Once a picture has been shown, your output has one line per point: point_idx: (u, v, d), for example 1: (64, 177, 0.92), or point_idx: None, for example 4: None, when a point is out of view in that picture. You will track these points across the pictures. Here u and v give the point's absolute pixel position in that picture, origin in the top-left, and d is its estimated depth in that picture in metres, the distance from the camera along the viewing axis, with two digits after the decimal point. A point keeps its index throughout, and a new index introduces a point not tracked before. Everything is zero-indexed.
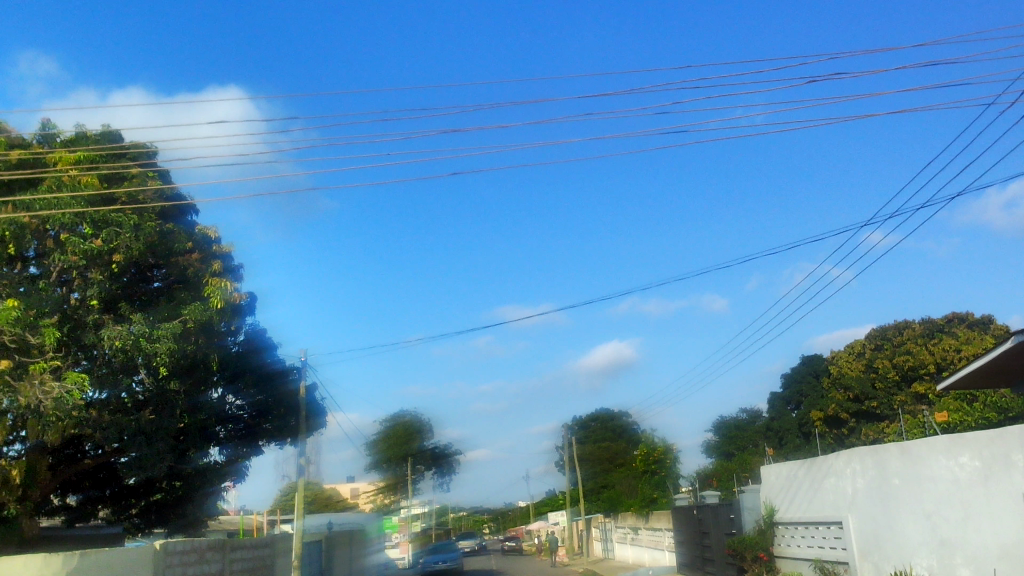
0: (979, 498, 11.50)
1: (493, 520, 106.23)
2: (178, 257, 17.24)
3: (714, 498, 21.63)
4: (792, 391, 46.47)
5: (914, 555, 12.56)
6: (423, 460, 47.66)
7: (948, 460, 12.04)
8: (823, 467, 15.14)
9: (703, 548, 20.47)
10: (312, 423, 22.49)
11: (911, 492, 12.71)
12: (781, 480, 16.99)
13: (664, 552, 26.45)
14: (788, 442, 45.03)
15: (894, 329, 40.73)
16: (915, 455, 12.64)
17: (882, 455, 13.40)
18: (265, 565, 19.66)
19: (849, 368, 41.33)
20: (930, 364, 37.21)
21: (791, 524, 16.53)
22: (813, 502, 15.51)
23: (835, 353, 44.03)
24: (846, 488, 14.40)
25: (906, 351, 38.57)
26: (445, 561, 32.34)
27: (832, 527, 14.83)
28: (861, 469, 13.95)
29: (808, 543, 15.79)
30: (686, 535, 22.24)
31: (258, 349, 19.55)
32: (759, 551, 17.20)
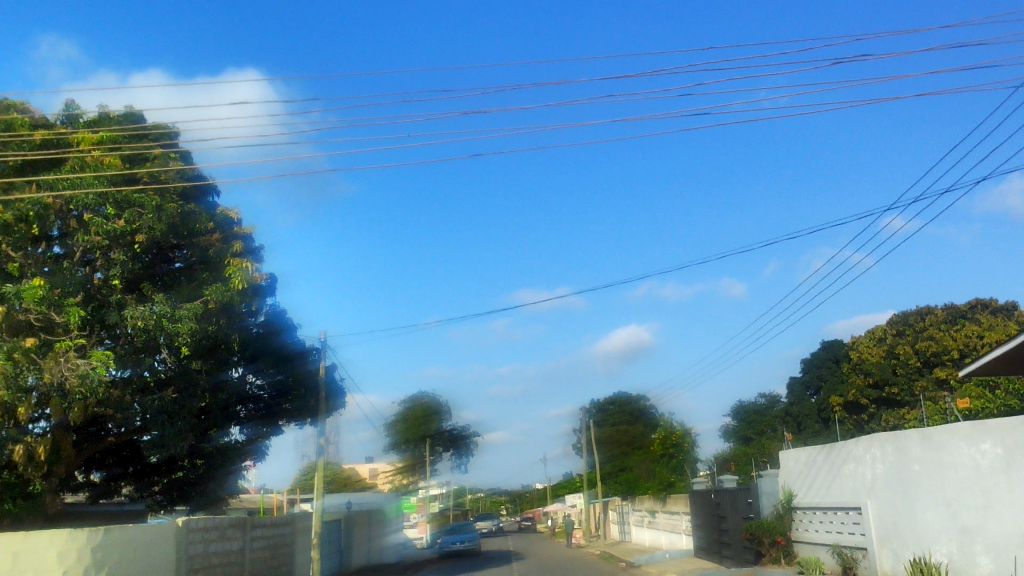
0: (1000, 486, 11.44)
1: (508, 503, 106.40)
2: (199, 237, 17.34)
3: (732, 483, 21.54)
4: (812, 376, 46.21)
5: (934, 542, 12.48)
6: (441, 441, 47.99)
7: (970, 447, 11.96)
8: (843, 453, 15.02)
9: (720, 532, 20.46)
10: (331, 404, 22.69)
11: (932, 479, 12.59)
12: (800, 466, 16.90)
13: (682, 535, 26.43)
14: (806, 427, 44.86)
15: (917, 314, 40.38)
16: (937, 441, 12.54)
17: (903, 440, 13.30)
18: (284, 544, 19.85)
19: (869, 354, 40.98)
20: (952, 350, 36.89)
21: (811, 509, 16.44)
22: (832, 487, 15.47)
23: (857, 339, 43.65)
24: (865, 473, 14.33)
25: (928, 338, 38.30)
26: (463, 543, 32.38)
27: (851, 513, 14.77)
28: (881, 454, 13.84)
29: (827, 528, 15.69)
30: (703, 520, 22.24)
31: (279, 330, 19.73)
32: (778, 536, 17.14)
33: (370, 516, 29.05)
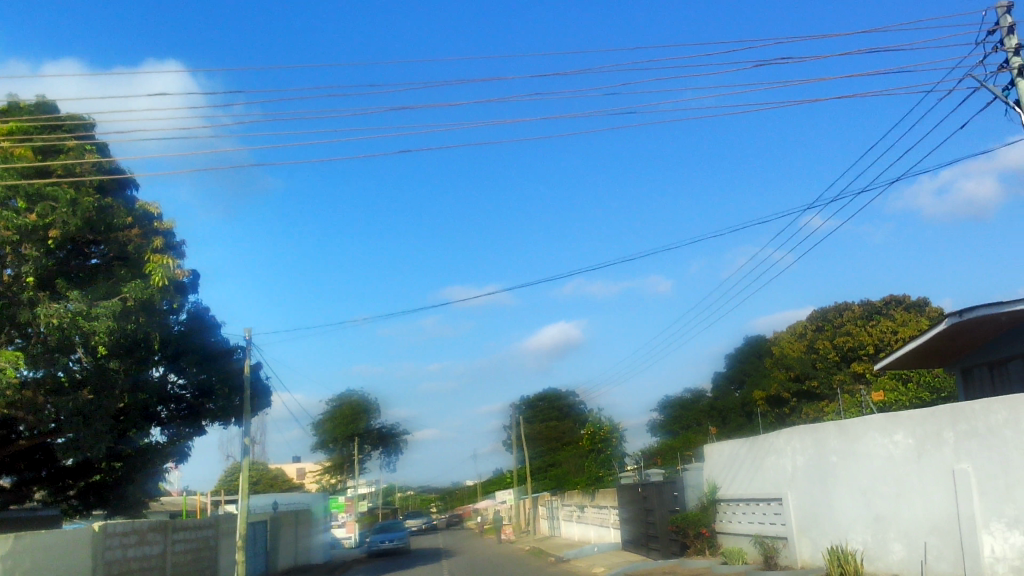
0: (911, 475, 11.95)
1: (439, 500, 106.20)
2: (117, 232, 16.74)
3: (658, 476, 21.95)
4: (736, 371, 47.72)
5: (850, 530, 12.93)
6: (370, 440, 47.63)
7: (883, 438, 12.45)
8: (764, 446, 15.43)
9: (647, 524, 20.81)
10: (256, 404, 22.24)
11: (848, 469, 13.04)
12: (724, 459, 17.27)
13: (610, 529, 26.71)
14: (730, 420, 45.06)
15: (835, 310, 41.83)
16: (852, 433, 12.98)
17: (821, 432, 13.73)
18: (207, 547, 19.36)
19: (790, 349, 42.22)
20: (868, 345, 38.29)
21: (734, 501, 16.85)
22: (754, 479, 15.85)
23: (778, 334, 44.99)
24: (786, 465, 14.73)
25: (846, 333, 39.72)
26: (391, 542, 32.07)
27: (772, 504, 15.16)
28: (801, 447, 14.25)
29: (749, 519, 16.11)
30: (631, 513, 22.57)
31: (200, 329, 19.37)
32: (701, 528, 17.70)
33: (298, 516, 28.57)
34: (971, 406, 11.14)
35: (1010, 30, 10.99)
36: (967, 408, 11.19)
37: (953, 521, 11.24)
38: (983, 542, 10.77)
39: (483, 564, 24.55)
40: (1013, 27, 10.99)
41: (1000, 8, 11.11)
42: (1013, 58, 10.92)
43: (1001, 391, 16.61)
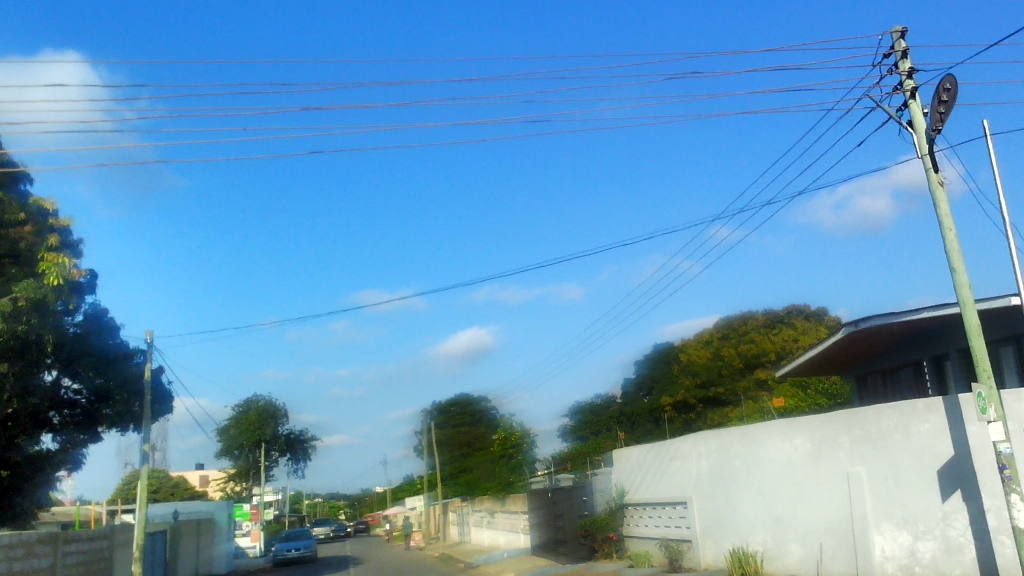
0: (808, 478, 12.42)
1: (347, 507, 104.76)
2: (8, 228, 15.84)
3: (568, 481, 22.12)
4: (645, 378, 48.65)
5: (751, 532, 13.30)
6: (277, 446, 46.62)
7: (783, 442, 12.87)
8: (670, 450, 15.75)
9: (557, 529, 20.94)
10: (156, 410, 21.48)
11: (750, 473, 13.43)
12: (632, 463, 17.53)
13: (519, 534, 26.84)
14: (639, 426, 45.92)
15: (740, 319, 43.29)
16: (754, 437, 13.39)
17: (725, 437, 14.09)
18: (101, 559, 18.55)
19: (697, 356, 43.35)
20: (771, 352, 39.68)
21: (641, 505, 17.14)
22: (661, 483, 16.15)
23: (686, 342, 46.14)
24: (691, 469, 15.06)
25: (750, 340, 41.06)
26: (298, 550, 31.42)
27: (677, 507, 15.47)
28: (705, 452, 14.60)
29: (656, 523, 16.40)
30: (541, 518, 22.69)
31: (98, 331, 18.49)
32: (610, 532, 18.00)
33: (199, 525, 27.65)
34: (865, 411, 11.79)
35: (904, 53, 11.55)
36: (861, 413, 11.84)
37: (846, 522, 11.76)
38: (875, 542, 11.37)
39: (393, 567, 26.47)
40: (907, 51, 11.56)
41: (895, 32, 11.64)
42: (907, 80, 11.47)
43: (892, 396, 17.50)
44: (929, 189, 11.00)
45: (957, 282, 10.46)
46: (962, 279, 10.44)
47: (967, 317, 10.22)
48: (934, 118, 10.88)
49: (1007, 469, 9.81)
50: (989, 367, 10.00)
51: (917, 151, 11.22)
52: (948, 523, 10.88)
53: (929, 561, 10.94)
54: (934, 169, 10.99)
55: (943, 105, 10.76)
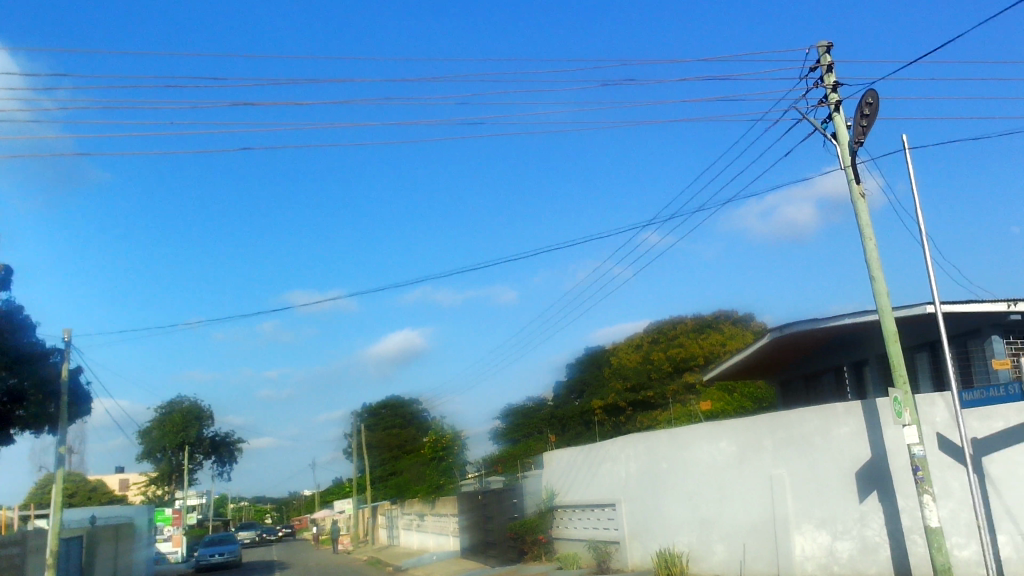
0: (733, 480, 12.67)
1: (274, 510, 102.90)
2: None
3: (498, 484, 22.09)
4: (576, 381, 49.04)
5: (677, 534, 13.49)
6: (201, 448, 45.47)
7: (709, 445, 13.12)
8: (600, 453, 15.87)
9: (486, 531, 20.92)
10: (73, 411, 20.72)
11: (677, 476, 13.63)
12: (562, 466, 17.62)
13: (449, 537, 26.73)
14: (569, 428, 46.24)
15: (669, 323, 43.96)
16: (682, 440, 13.60)
17: (653, 440, 14.26)
18: (12, 566, 17.82)
19: (628, 359, 43.88)
20: (699, 356, 40.46)
21: (570, 507, 17.24)
22: (590, 485, 16.28)
23: (617, 345, 46.65)
24: (619, 471, 15.20)
25: (679, 345, 41.77)
26: (222, 555, 30.70)
27: (606, 509, 15.61)
28: (634, 454, 14.75)
29: (585, 525, 16.52)
30: (470, 521, 22.64)
31: (12, 329, 17.74)
32: (539, 534, 18.12)
33: (117, 530, 26.78)
34: (789, 415, 12.10)
35: (829, 68, 11.90)
36: (785, 417, 12.13)
37: (769, 523, 12.04)
38: (795, 543, 11.67)
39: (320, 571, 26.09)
40: (832, 66, 11.91)
41: (821, 47, 11.99)
42: (832, 93, 11.82)
43: (813, 401, 18.02)
44: (851, 200, 11.35)
45: (877, 290, 10.81)
46: (881, 287, 10.80)
47: (886, 324, 10.56)
48: (856, 132, 11.23)
49: (921, 471, 10.17)
50: (906, 372, 10.35)
51: (840, 163, 11.56)
52: (865, 523, 11.24)
53: (847, 560, 11.27)
54: (855, 181, 11.35)
55: (865, 119, 11.12)
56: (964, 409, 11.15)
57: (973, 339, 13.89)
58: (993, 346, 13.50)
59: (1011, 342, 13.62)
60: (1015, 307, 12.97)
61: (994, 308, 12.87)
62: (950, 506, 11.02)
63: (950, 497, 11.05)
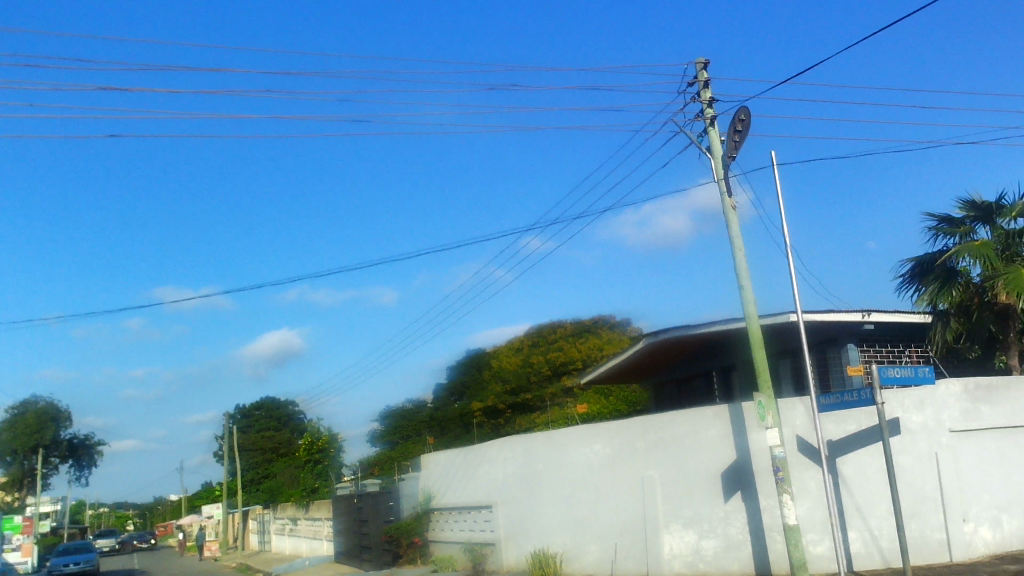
0: (606, 481, 12.97)
1: (136, 517, 98.00)
2: None
3: (374, 486, 21.75)
4: (456, 383, 48.96)
5: (551, 534, 13.66)
6: (56, 451, 42.81)
7: (584, 448, 13.37)
8: (478, 455, 15.91)
9: (361, 535, 20.59)
10: None
11: (552, 477, 13.82)
12: (439, 468, 17.54)
13: (322, 542, 26.15)
14: (448, 431, 46.20)
15: (549, 327, 44.54)
16: (558, 442, 13.80)
17: (529, 443, 14.39)
18: None
19: (507, 362, 44.08)
20: (577, 361, 41.26)
21: (447, 509, 17.21)
22: (467, 487, 16.29)
23: (497, 348, 46.86)
24: (496, 473, 15.27)
25: (559, 349, 42.42)
26: (77, 564, 29.00)
27: (482, 512, 15.65)
28: (511, 456, 14.84)
29: (460, 527, 16.54)
30: (345, 524, 22.23)
31: None
32: (414, 537, 18.02)
33: None
34: (660, 418, 12.49)
35: (705, 84, 12.37)
36: (656, 420, 12.53)
37: (639, 523, 12.41)
38: (664, 542, 12.06)
39: None
40: (708, 82, 12.39)
41: (698, 63, 12.45)
42: (708, 108, 12.29)
43: (685, 405, 18.67)
44: (723, 212, 11.83)
45: (744, 298, 11.31)
46: (748, 296, 11.30)
47: (752, 330, 11.06)
48: (729, 146, 11.72)
49: (781, 471, 10.68)
50: (769, 377, 10.85)
51: (714, 175, 12.02)
52: (729, 521, 11.72)
53: (711, 558, 11.72)
54: (727, 194, 11.83)
55: (738, 135, 11.61)
56: (821, 414, 11.82)
57: (831, 347, 14.76)
58: (848, 353, 14.40)
59: (864, 350, 14.57)
60: (869, 317, 13.85)
61: (851, 318, 13.70)
62: (807, 504, 11.65)
63: (807, 496, 11.67)
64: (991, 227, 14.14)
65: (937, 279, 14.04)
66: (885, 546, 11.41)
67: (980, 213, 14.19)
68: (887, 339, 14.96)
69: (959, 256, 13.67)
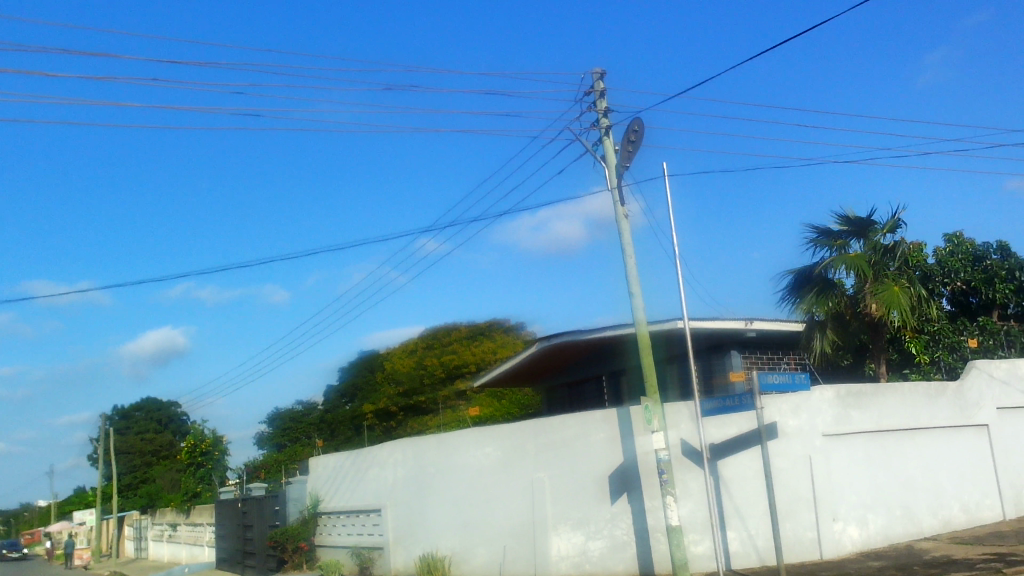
0: (497, 484, 13.02)
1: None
2: None
3: (260, 489, 21.11)
4: (347, 385, 48.12)
5: (440, 538, 13.60)
6: None
7: (475, 451, 13.38)
8: (368, 458, 15.70)
9: (245, 541, 19.98)
10: None
11: (442, 480, 13.76)
12: (328, 471, 17.20)
13: (204, 548, 25.27)
14: (340, 434, 45.49)
15: (444, 329, 44.35)
16: (448, 445, 13.76)
17: (421, 445, 14.28)
18: None
19: (401, 364, 43.59)
20: (471, 364, 41.18)
21: (334, 513, 16.93)
22: (356, 490, 16.05)
23: (390, 351, 46.23)
24: (386, 477, 15.08)
25: (453, 352, 42.21)
26: None
27: (371, 515, 15.44)
28: (401, 458, 14.70)
29: (348, 531, 16.28)
30: (228, 530, 21.52)
31: None
32: (300, 541, 17.39)
33: None
34: (550, 421, 12.65)
35: (601, 94, 12.61)
36: (545, 423, 12.67)
37: (528, 525, 12.52)
38: (552, 544, 12.20)
39: None
40: (604, 92, 12.63)
41: (595, 73, 12.68)
42: (603, 118, 12.54)
43: (575, 409, 18.94)
44: (615, 220, 12.07)
45: (634, 305, 11.58)
46: (637, 303, 11.57)
47: (640, 336, 11.33)
48: (623, 156, 11.98)
49: (666, 474, 10.98)
50: (656, 382, 11.14)
51: (608, 184, 12.27)
52: (615, 523, 11.97)
53: (597, 558, 11.94)
54: (620, 202, 12.10)
55: (631, 145, 11.89)
56: (704, 418, 12.22)
57: (716, 354, 15.28)
58: (731, 360, 15.01)
59: (746, 357, 15.17)
60: (751, 326, 14.41)
61: (734, 326, 14.23)
62: (689, 506, 12.01)
63: (689, 497, 12.04)
64: (863, 242, 14.95)
65: (815, 290, 14.75)
66: (761, 544, 11.89)
67: (854, 227, 15.01)
68: (767, 347, 15.62)
69: (836, 266, 14.35)
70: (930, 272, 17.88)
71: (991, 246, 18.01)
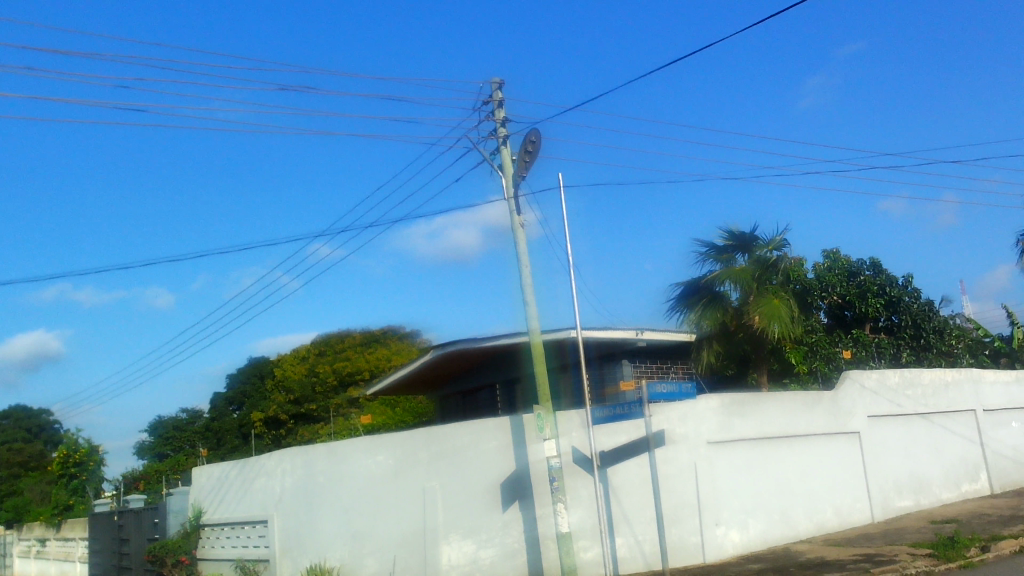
0: (388, 493, 12.85)
1: None
2: None
3: (139, 502, 20.14)
4: (235, 392, 46.73)
5: (328, 549, 13.31)
6: None
7: (366, 459, 13.17)
8: (255, 468, 15.24)
9: (121, 556, 19.00)
10: None
11: (332, 489, 13.49)
12: (213, 482, 16.59)
13: (75, 564, 23.97)
14: (226, 443, 44.21)
15: (336, 336, 43.37)
16: (339, 454, 13.50)
17: (310, 454, 13.96)
18: None
19: (292, 372, 42.60)
20: (364, 371, 40.49)
21: (218, 525, 16.34)
22: (241, 501, 15.53)
23: (281, 357, 45.13)
24: (273, 487, 14.66)
25: (345, 359, 41.39)
26: None
27: (257, 527, 14.97)
28: (289, 468, 14.33)
29: (233, 544, 15.72)
30: (102, 544, 20.43)
31: None
32: (181, 555, 16.50)
33: None
34: (443, 429, 12.60)
35: (499, 104, 12.69)
36: (438, 432, 12.62)
37: (419, 535, 12.40)
38: (443, 553, 12.13)
39: None
40: (502, 102, 12.72)
41: (493, 82, 12.74)
42: (501, 128, 12.62)
43: (469, 417, 18.94)
44: (511, 229, 12.16)
45: (528, 314, 11.68)
46: (532, 312, 11.68)
47: (534, 345, 11.42)
48: (520, 166, 12.09)
49: (556, 481, 11.11)
50: (549, 390, 11.25)
51: (505, 193, 12.35)
52: (506, 531, 12.06)
53: (488, 566, 11.97)
54: (517, 212, 12.20)
55: (528, 156, 12.01)
56: (595, 426, 12.43)
57: (608, 363, 15.59)
58: (622, 370, 15.35)
59: (637, 367, 15.54)
60: (641, 336, 14.76)
61: (625, 336, 14.54)
62: (580, 512, 12.18)
63: (580, 504, 12.22)
64: (748, 256, 15.55)
65: (703, 301, 15.25)
66: (648, 550, 12.17)
67: (739, 242, 15.60)
68: (656, 356, 16.04)
69: (723, 279, 14.89)
70: (810, 285, 18.65)
71: (863, 263, 19.07)
